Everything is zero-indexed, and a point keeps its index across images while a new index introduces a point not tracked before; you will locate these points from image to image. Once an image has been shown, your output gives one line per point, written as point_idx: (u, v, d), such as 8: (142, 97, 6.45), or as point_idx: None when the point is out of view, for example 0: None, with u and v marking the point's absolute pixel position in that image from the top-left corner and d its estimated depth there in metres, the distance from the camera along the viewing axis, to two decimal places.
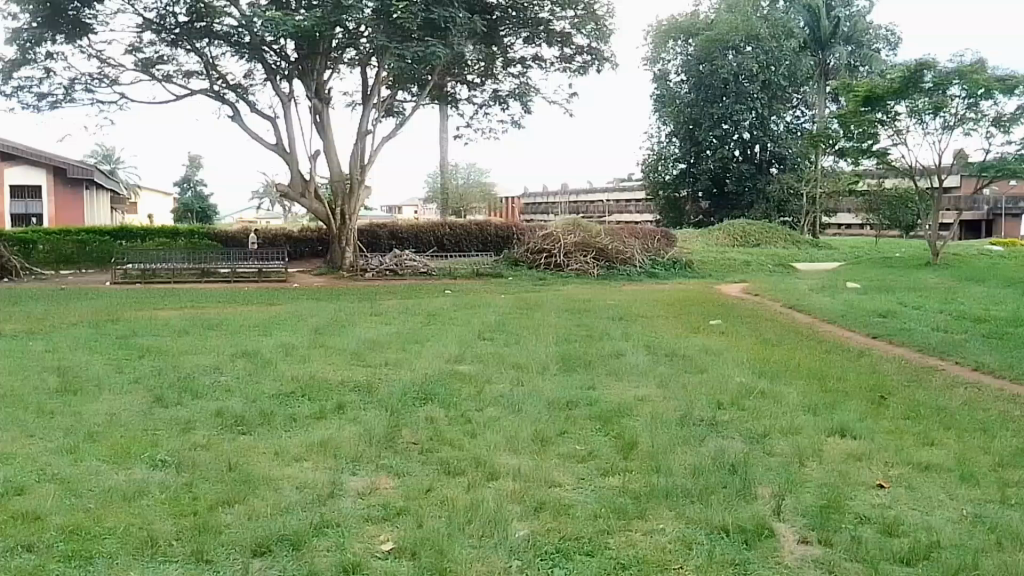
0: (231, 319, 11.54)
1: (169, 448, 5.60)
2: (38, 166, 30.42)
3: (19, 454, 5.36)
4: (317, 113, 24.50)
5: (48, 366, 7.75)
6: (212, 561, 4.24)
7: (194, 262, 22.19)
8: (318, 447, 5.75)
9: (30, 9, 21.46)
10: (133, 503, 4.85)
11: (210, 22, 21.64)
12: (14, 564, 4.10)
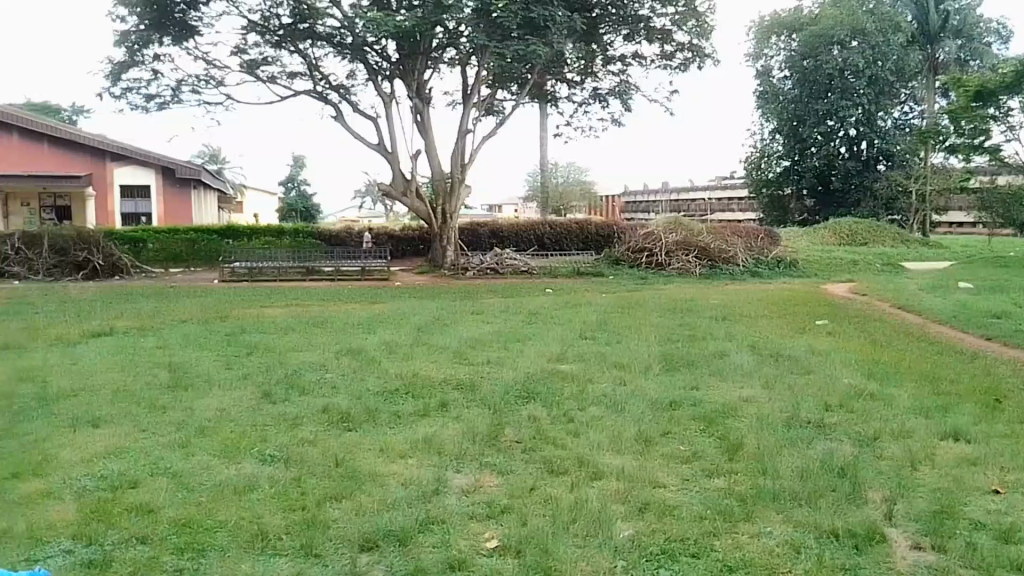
0: (332, 317, 11.78)
1: (277, 444, 5.67)
2: (147, 166, 31.24)
3: (133, 448, 5.49)
4: (417, 112, 24.97)
5: (162, 362, 7.99)
6: (321, 555, 4.29)
7: (299, 261, 22.55)
8: (422, 444, 5.77)
9: (138, 12, 22.12)
10: (244, 496, 4.89)
11: (313, 23, 22.11)
12: (129, 556, 4.18)
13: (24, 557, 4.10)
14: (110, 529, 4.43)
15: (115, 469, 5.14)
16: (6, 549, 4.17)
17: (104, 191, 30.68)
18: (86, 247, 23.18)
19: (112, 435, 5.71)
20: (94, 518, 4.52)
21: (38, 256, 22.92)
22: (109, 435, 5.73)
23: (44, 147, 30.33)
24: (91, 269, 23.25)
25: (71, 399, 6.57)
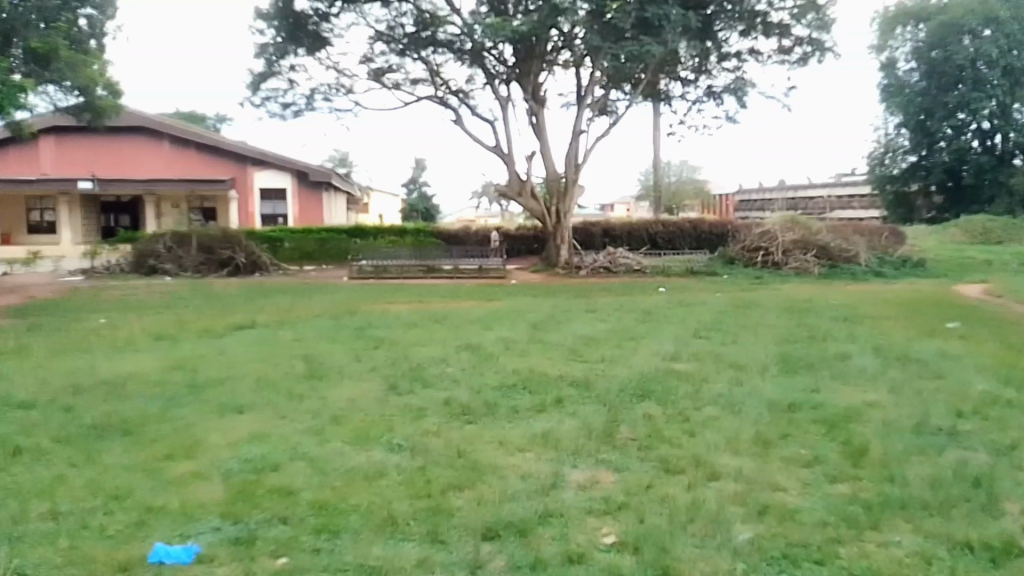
0: (452, 313, 12.18)
1: (403, 434, 5.93)
2: (284, 172, 34.03)
3: (272, 434, 5.86)
4: (532, 114, 25.38)
5: (298, 354, 8.48)
6: (446, 542, 4.45)
7: (420, 259, 23.43)
8: (539, 439, 5.89)
9: (277, 25, 23.84)
10: (374, 482, 5.13)
11: (435, 31, 23.13)
12: (271, 535, 4.47)
13: (179, 532, 4.46)
14: (253, 509, 4.75)
15: (256, 453, 5.49)
16: (166, 522, 4.56)
17: (244, 191, 33.87)
18: (230, 246, 24.70)
19: (254, 421, 6.12)
20: (240, 498, 4.86)
21: (187, 253, 24.54)
22: (250, 421, 6.14)
23: (192, 153, 34.11)
24: (233, 266, 24.64)
25: (218, 386, 7.08)
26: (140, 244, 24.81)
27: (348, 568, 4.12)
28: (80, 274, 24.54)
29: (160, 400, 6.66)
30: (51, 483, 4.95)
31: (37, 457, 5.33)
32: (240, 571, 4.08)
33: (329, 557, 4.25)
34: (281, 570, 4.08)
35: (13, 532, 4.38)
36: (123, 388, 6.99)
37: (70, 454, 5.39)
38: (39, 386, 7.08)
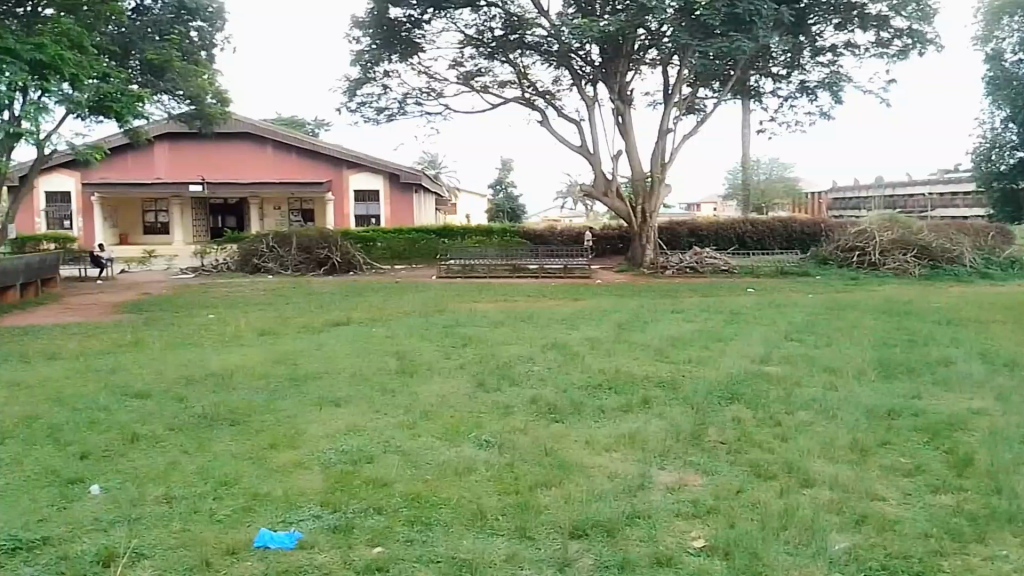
0: (538, 312, 12.28)
1: (491, 431, 6.03)
2: (377, 174, 35.60)
3: (367, 427, 6.06)
4: (619, 115, 25.40)
5: (390, 350, 8.74)
6: (534, 539, 4.50)
7: (507, 258, 23.80)
8: (626, 439, 5.89)
9: (371, 33, 24.53)
10: (463, 478, 5.24)
11: (523, 33, 23.77)
12: (368, 524, 4.63)
13: (281, 519, 4.67)
14: (350, 499, 4.93)
15: (352, 445, 5.69)
16: (269, 509, 4.79)
17: (340, 192, 35.63)
18: (327, 246, 25.64)
19: (351, 414, 6.35)
20: (338, 488, 5.05)
21: (288, 253, 25.44)
22: (346, 414, 6.36)
23: (293, 158, 35.85)
24: (330, 265, 25.64)
25: (316, 380, 7.37)
26: (244, 245, 25.90)
27: (439, 560, 4.22)
28: (191, 273, 25.72)
29: (264, 392, 6.99)
30: (166, 468, 5.27)
31: (152, 443, 5.68)
32: (338, 558, 4.24)
33: (422, 548, 4.37)
34: (378, 558, 4.22)
35: (131, 514, 4.68)
36: (229, 380, 7.38)
37: (183, 442, 5.73)
38: (154, 376, 7.57)
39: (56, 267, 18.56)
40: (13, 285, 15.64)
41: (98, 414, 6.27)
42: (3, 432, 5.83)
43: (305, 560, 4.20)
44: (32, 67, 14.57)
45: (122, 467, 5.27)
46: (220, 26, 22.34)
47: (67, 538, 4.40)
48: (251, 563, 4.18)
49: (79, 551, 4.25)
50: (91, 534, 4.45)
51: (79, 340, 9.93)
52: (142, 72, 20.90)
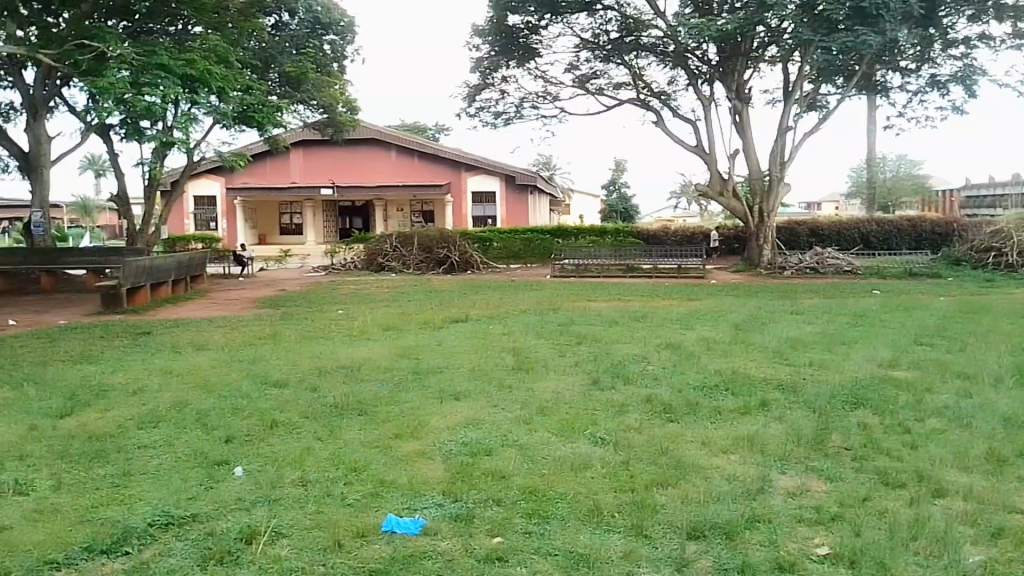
0: (653, 312, 12.20)
1: (607, 428, 6.09)
2: (493, 175, 37.49)
3: (486, 421, 6.25)
4: (736, 114, 25.10)
5: (506, 347, 8.98)
6: (651, 538, 4.51)
7: (620, 258, 23.88)
8: (745, 441, 5.83)
9: (491, 40, 25.24)
10: (580, 474, 5.30)
11: (639, 35, 24.18)
12: (487, 515, 4.78)
13: (406, 506, 4.89)
14: (470, 490, 5.10)
15: (472, 438, 5.88)
16: (395, 496, 5.02)
17: (458, 194, 37.84)
18: (446, 245, 26.41)
19: (471, 407, 6.57)
20: (458, 479, 5.24)
21: (410, 252, 26.35)
22: (465, 407, 6.59)
23: (414, 160, 38.27)
24: (448, 264, 26.35)
25: (437, 374, 7.66)
26: (371, 244, 27.12)
27: (557, 553, 4.30)
28: (322, 270, 27.20)
29: (390, 384, 7.32)
30: (300, 454, 5.62)
31: (289, 429, 6.08)
32: (460, 545, 4.40)
33: (540, 540, 4.47)
34: (498, 548, 4.34)
35: (270, 495, 5.03)
36: (357, 372, 7.79)
37: (315, 429, 6.09)
38: (289, 367, 8.08)
39: (202, 264, 19.78)
40: (166, 282, 16.83)
41: (241, 401, 6.76)
42: (159, 415, 6.39)
43: (429, 546, 4.39)
44: (185, 81, 15.93)
45: (261, 451, 5.66)
46: (351, 38, 23.62)
47: (213, 516, 4.77)
48: (379, 546, 4.41)
49: (224, 529, 4.60)
50: (236, 513, 4.81)
51: (222, 332, 10.71)
52: (281, 83, 22.43)
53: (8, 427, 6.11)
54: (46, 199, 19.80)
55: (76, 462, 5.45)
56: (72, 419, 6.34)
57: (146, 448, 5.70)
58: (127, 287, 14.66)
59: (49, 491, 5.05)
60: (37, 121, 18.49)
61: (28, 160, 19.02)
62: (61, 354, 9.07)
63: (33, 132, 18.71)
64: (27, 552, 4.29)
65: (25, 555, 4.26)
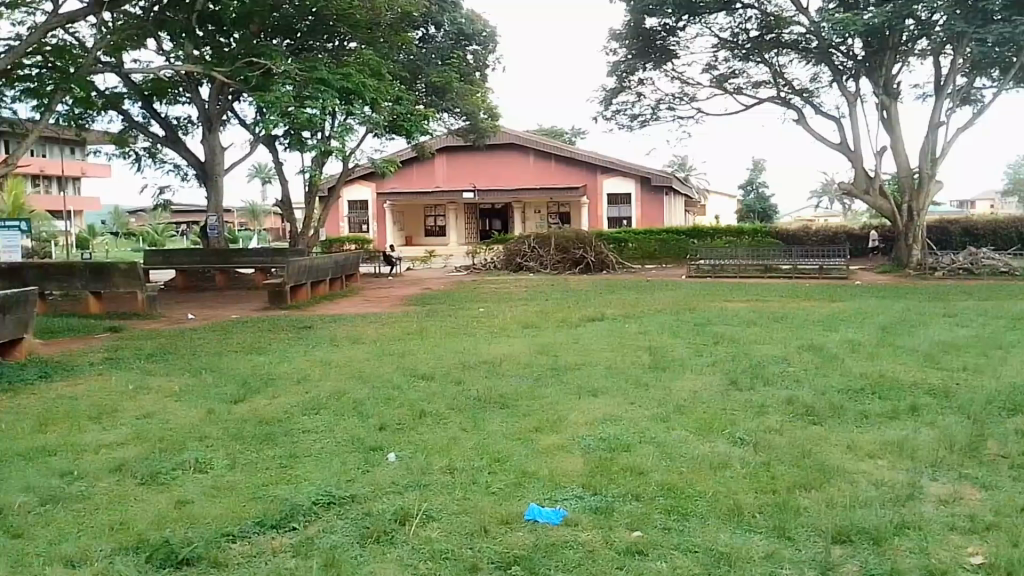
0: (794, 312, 11.93)
1: (747, 429, 6.08)
2: (629, 178, 38.11)
3: (624, 417, 6.40)
4: (883, 109, 24.14)
5: (643, 347, 9.10)
6: (794, 539, 4.44)
7: (758, 258, 23.63)
8: (893, 446, 5.68)
9: (628, 44, 25.50)
10: (720, 473, 5.34)
11: (780, 32, 23.57)
12: (627, 509, 4.89)
13: (548, 497, 5.08)
14: (609, 484, 5.23)
15: (610, 433, 6.04)
16: (537, 487, 5.23)
17: (594, 197, 38.61)
18: (582, 246, 26.78)
19: (609, 404, 6.73)
20: (597, 473, 5.39)
21: (547, 252, 26.80)
22: (604, 403, 6.78)
23: (551, 164, 39.37)
24: (585, 265, 26.71)
25: (576, 371, 7.90)
26: (509, 244, 27.76)
27: (698, 550, 4.33)
28: (464, 270, 28.24)
29: (529, 379, 7.63)
30: (447, 444, 5.95)
31: (437, 419, 6.47)
32: (600, 537, 4.53)
33: (680, 537, 4.51)
34: (637, 542, 4.43)
35: (421, 480, 5.37)
36: (498, 367, 8.16)
37: (461, 420, 6.43)
38: (433, 361, 8.53)
39: (356, 264, 20.92)
40: (324, 280, 17.97)
41: (393, 392, 7.23)
42: (321, 403, 6.92)
43: (570, 536, 4.55)
44: (342, 94, 16.86)
45: (412, 439, 6.04)
46: (492, 48, 24.62)
47: (369, 498, 5.14)
48: (523, 534, 4.61)
49: (380, 510, 4.95)
50: (390, 495, 5.17)
51: (372, 327, 11.39)
52: (427, 93, 23.47)
53: (189, 411, 6.82)
54: (219, 205, 21.36)
55: (248, 444, 6.01)
56: (244, 405, 6.99)
57: (310, 432, 6.22)
58: (291, 284, 15.77)
59: (225, 469, 5.59)
60: (212, 133, 20.10)
61: (204, 169, 20.63)
62: (235, 345, 10.00)
63: (208, 144, 20.33)
64: (208, 522, 4.79)
65: (207, 525, 4.75)
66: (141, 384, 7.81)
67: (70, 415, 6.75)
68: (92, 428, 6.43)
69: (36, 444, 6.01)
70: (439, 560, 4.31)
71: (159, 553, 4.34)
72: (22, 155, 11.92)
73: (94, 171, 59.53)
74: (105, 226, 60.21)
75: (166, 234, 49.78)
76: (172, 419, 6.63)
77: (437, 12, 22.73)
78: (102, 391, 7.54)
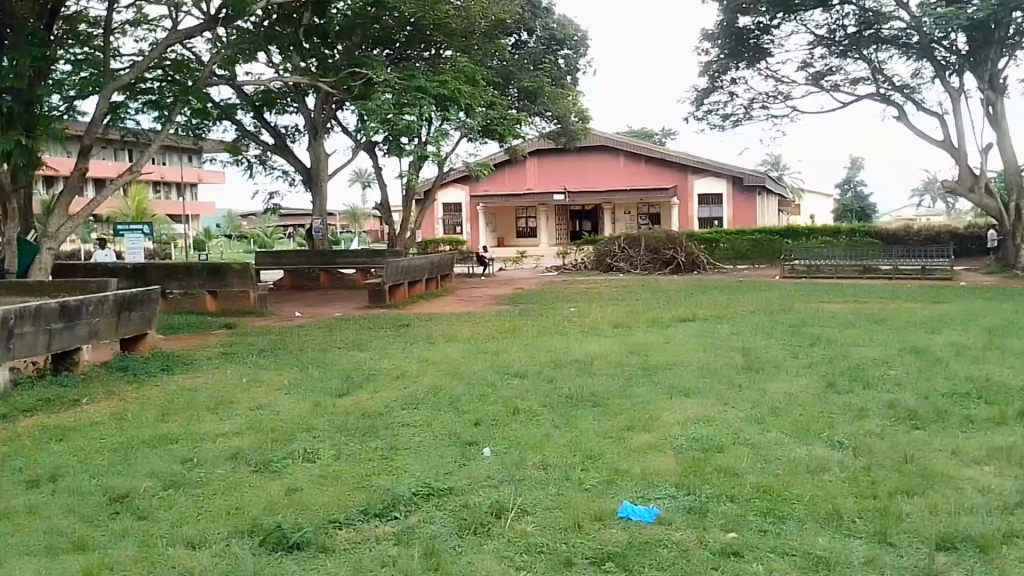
0: (896, 314, 11.55)
1: (845, 432, 6.01)
2: (720, 177, 37.58)
3: (716, 418, 6.42)
4: (989, 105, 23.06)
5: (735, 347, 9.08)
6: (896, 544, 4.34)
7: (856, 258, 22.93)
8: (1000, 453, 5.47)
9: (721, 43, 25.15)
10: (817, 476, 5.28)
11: (879, 28, 22.76)
12: (721, 509, 4.88)
13: (641, 495, 5.12)
14: (702, 485, 5.24)
15: (703, 434, 6.06)
16: (629, 485, 5.29)
17: (685, 198, 38.25)
18: (672, 246, 26.59)
19: (701, 405, 6.77)
20: (690, 473, 5.41)
21: (638, 252, 26.72)
22: (696, 404, 6.81)
23: (642, 166, 39.39)
24: (676, 265, 26.50)
25: (667, 371, 7.95)
26: (599, 245, 27.82)
27: (795, 552, 4.27)
28: (555, 270, 28.57)
29: (621, 378, 7.74)
30: (541, 440, 6.11)
31: (529, 416, 6.65)
32: (694, 537, 4.53)
33: (776, 539, 4.46)
34: (733, 543, 4.41)
35: (515, 475, 5.51)
36: (589, 366, 8.32)
37: (553, 417, 6.60)
38: (527, 359, 8.74)
39: (451, 263, 21.30)
40: (421, 280, 18.43)
41: (487, 389, 7.46)
42: (419, 399, 7.21)
43: (663, 535, 4.56)
44: (438, 100, 17.38)
45: (506, 435, 6.22)
46: (583, 52, 24.88)
47: (466, 490, 5.32)
48: (617, 531, 4.65)
49: (477, 502, 5.12)
50: (486, 489, 5.32)
51: (466, 324, 11.72)
52: (520, 98, 23.78)
53: (297, 403, 7.23)
54: (324, 209, 22.29)
55: (351, 436, 6.32)
56: (347, 398, 7.36)
57: (409, 426, 6.50)
58: (390, 285, 16.30)
59: (331, 459, 5.90)
60: (318, 141, 20.96)
61: (311, 175, 21.62)
62: (337, 341, 10.51)
63: (314, 151, 21.24)
64: (316, 509, 5.06)
65: (314, 512, 5.02)
66: (250, 377, 8.32)
67: (190, 406, 7.26)
68: (209, 418, 6.91)
69: (161, 432, 6.50)
70: (534, 553, 4.40)
71: (272, 537, 4.63)
72: (146, 163, 12.78)
73: (211, 176, 62.98)
74: (219, 228, 63.71)
75: (274, 236, 52.38)
76: (281, 411, 7.04)
77: (530, 19, 23.32)
78: (215, 385, 8.06)
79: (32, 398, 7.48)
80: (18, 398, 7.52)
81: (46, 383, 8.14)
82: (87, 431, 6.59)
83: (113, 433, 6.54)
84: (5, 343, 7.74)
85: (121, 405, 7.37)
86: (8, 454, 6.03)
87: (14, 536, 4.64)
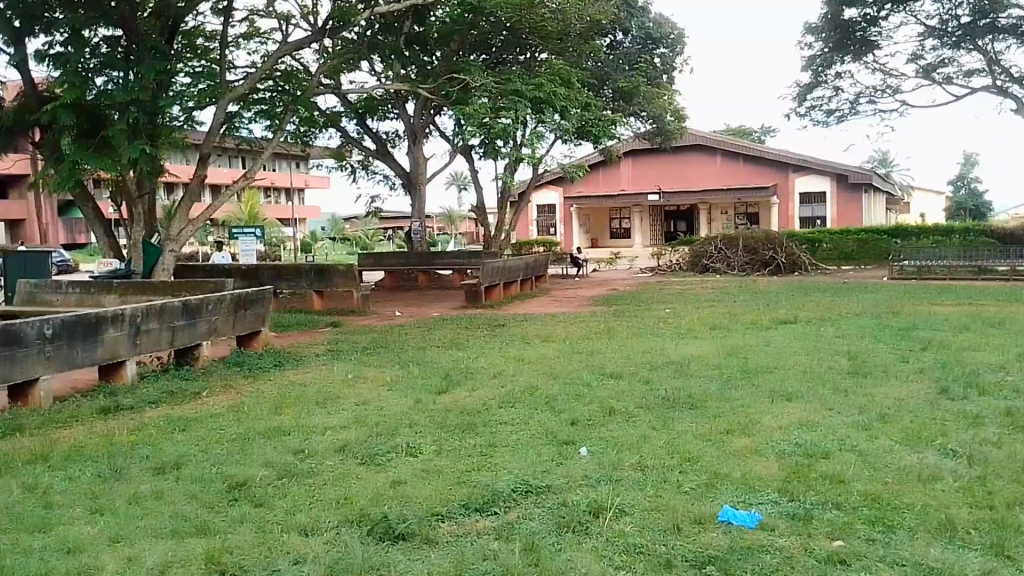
0: (1017, 317, 10.90)
1: (959, 441, 5.77)
2: (824, 175, 36.36)
3: (822, 424, 6.29)
4: None
5: (840, 351, 8.80)
6: (1015, 558, 4.16)
7: (968, 258, 21.93)
8: None
9: (825, 37, 24.24)
10: (929, 485, 5.10)
11: (996, 17, 21.51)
12: (827, 516, 4.78)
13: (742, 500, 5.08)
14: (807, 491, 5.14)
15: (805, 439, 5.96)
16: (729, 489, 5.24)
17: (785, 197, 37.17)
18: (772, 247, 25.89)
19: (805, 409, 6.65)
20: (793, 479, 5.32)
21: (736, 253, 26.16)
22: (799, 408, 6.69)
23: (738, 164, 38.45)
24: (775, 266, 25.72)
25: (766, 374, 7.82)
26: (696, 246, 27.38)
27: (906, 563, 4.16)
28: (651, 271, 28.35)
29: (720, 381, 7.67)
30: (638, 441, 6.14)
31: (627, 417, 6.68)
32: (798, 543, 4.46)
33: (886, 549, 4.34)
34: (839, 551, 4.32)
35: (612, 475, 5.57)
36: (686, 368, 8.27)
37: (650, 419, 6.61)
38: (623, 360, 8.76)
39: (547, 265, 21.54)
40: (516, 281, 18.67)
41: (583, 389, 7.53)
42: (515, 398, 7.37)
43: (766, 540, 4.51)
44: (533, 103, 17.52)
45: (605, 436, 6.29)
46: (680, 49, 24.44)
47: (564, 488, 5.40)
48: (717, 535, 4.63)
49: (575, 501, 5.19)
50: (585, 488, 5.39)
51: (561, 325, 11.83)
52: (615, 99, 23.59)
53: (401, 400, 7.51)
54: (422, 212, 22.85)
55: (451, 433, 6.54)
56: (448, 396, 7.58)
57: (508, 424, 6.65)
58: (486, 285, 16.61)
59: (432, 454, 6.12)
60: (417, 145, 21.47)
61: (410, 177, 22.16)
62: (435, 339, 10.81)
63: (413, 155, 21.75)
64: (421, 502, 5.26)
65: (419, 505, 5.22)
66: (354, 373, 8.70)
67: (300, 399, 7.67)
68: (318, 412, 7.26)
69: (273, 424, 6.88)
70: (632, 554, 4.44)
71: (378, 528, 4.84)
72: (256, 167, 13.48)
73: (317, 182, 65.44)
74: (324, 229, 66.42)
75: (377, 240, 53.95)
76: (385, 407, 7.33)
77: (626, 19, 23.06)
78: (321, 380, 8.46)
79: (157, 390, 8.05)
80: (141, 389, 8.12)
81: (169, 375, 8.78)
82: (208, 422, 7.06)
83: (231, 423, 7.00)
84: (132, 339, 8.41)
85: (236, 398, 7.85)
86: (138, 441, 6.53)
87: (143, 519, 5.03)
